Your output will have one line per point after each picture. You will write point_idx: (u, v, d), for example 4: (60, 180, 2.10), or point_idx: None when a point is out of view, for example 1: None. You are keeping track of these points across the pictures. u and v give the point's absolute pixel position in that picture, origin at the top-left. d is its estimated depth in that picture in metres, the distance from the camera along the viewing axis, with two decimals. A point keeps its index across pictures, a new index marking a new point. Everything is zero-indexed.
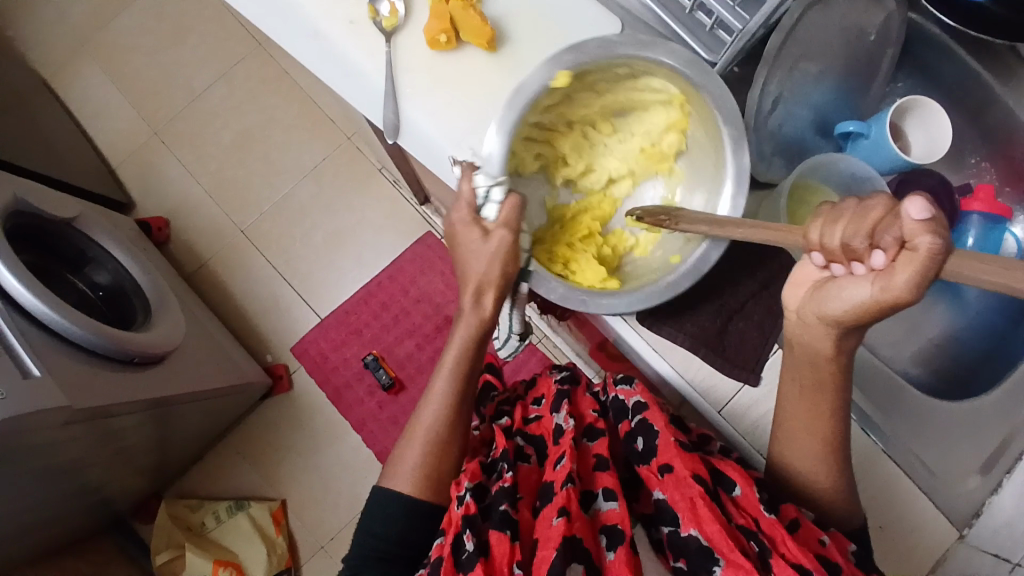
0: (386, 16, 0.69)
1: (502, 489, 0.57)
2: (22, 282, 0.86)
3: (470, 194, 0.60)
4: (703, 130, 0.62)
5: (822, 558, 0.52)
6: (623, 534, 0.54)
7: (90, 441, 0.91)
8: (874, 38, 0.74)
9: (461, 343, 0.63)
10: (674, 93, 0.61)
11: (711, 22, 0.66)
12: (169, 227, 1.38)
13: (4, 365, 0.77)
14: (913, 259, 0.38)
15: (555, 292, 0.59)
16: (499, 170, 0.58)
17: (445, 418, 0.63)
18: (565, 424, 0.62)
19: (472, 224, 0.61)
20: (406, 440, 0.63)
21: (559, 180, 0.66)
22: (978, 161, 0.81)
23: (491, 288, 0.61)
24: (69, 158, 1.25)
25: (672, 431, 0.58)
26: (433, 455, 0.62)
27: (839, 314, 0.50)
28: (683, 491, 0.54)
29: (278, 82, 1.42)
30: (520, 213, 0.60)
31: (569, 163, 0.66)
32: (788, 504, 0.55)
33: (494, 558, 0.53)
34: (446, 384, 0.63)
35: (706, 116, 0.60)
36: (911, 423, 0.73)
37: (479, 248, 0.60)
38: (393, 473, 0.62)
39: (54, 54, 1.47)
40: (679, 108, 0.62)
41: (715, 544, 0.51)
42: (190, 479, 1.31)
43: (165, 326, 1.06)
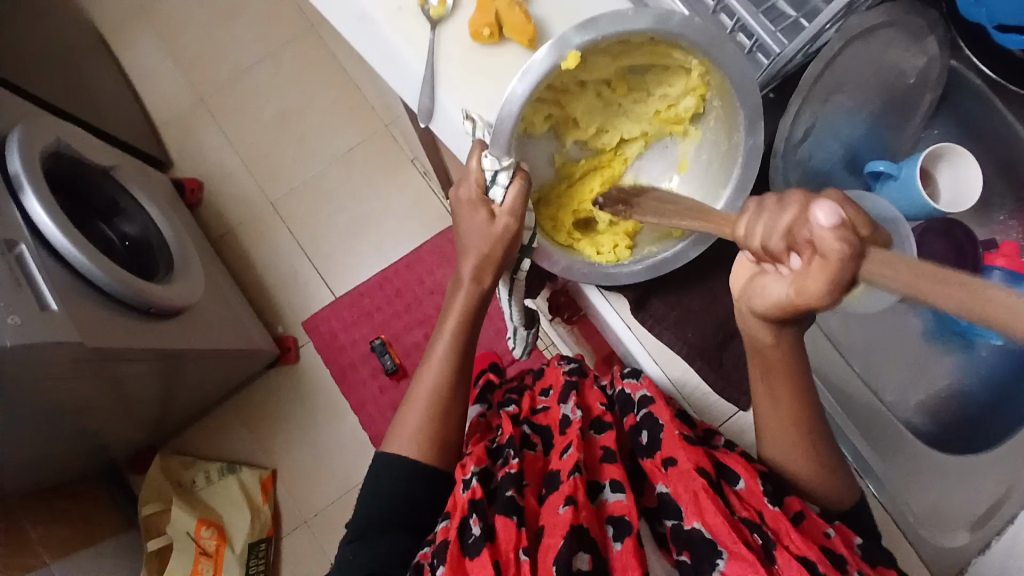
0: (433, 5, 0.71)
1: (507, 474, 0.58)
2: (52, 220, 0.89)
3: (478, 174, 0.62)
4: (718, 99, 0.62)
5: (826, 549, 0.53)
6: (630, 523, 0.53)
7: (95, 383, 0.93)
8: (911, 81, 0.74)
9: (460, 310, 0.68)
10: (694, 64, 0.59)
11: (750, 44, 0.66)
12: (202, 191, 1.42)
13: (24, 296, 0.80)
14: (835, 265, 0.37)
15: (558, 264, 0.63)
16: (504, 154, 0.60)
17: (443, 381, 0.67)
18: (572, 414, 0.63)
19: (478, 205, 0.63)
20: (409, 403, 0.68)
21: (571, 141, 0.65)
22: (1006, 219, 0.79)
23: (492, 268, 0.65)
24: (115, 111, 1.28)
25: (676, 425, 0.58)
26: (430, 424, 0.66)
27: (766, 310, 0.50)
28: (686, 483, 0.54)
29: (324, 64, 1.44)
30: (525, 200, 0.62)
31: (581, 126, 0.64)
32: (793, 497, 0.56)
33: (500, 543, 0.54)
34: (447, 346, 0.68)
35: (725, 89, 0.60)
36: (905, 467, 0.73)
37: (482, 228, 0.63)
38: (393, 438, 0.67)
39: (115, 12, 1.52)
40: (698, 77, 0.60)
41: (720, 537, 0.51)
42: (187, 438, 1.33)
43: (183, 282, 1.09)
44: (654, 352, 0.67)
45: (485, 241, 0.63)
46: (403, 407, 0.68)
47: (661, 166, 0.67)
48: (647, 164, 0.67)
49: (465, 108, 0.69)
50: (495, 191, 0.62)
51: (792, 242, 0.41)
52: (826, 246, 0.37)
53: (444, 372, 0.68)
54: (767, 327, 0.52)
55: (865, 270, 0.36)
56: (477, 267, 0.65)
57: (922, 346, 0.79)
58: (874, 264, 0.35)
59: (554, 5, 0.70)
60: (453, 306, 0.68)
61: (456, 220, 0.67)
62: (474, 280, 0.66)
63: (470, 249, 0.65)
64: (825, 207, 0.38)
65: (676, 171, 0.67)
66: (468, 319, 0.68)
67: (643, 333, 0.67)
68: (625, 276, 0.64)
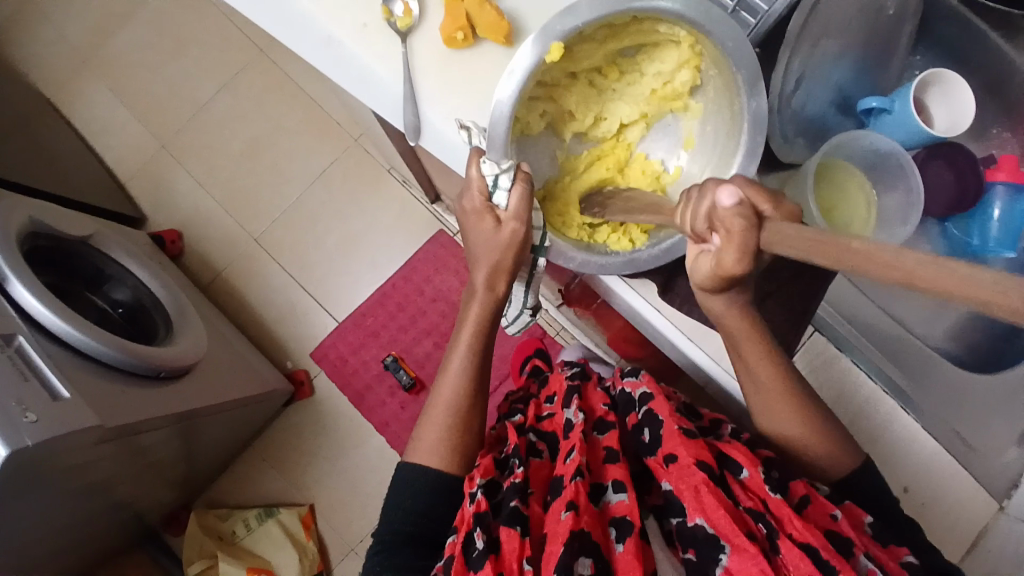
0: (400, 16, 0.68)
1: (511, 485, 0.58)
2: (42, 302, 0.85)
3: (478, 182, 0.60)
4: (714, 67, 0.60)
5: (832, 533, 0.54)
6: (631, 524, 0.53)
7: (119, 459, 0.91)
8: (892, 12, 0.73)
9: (475, 321, 0.66)
10: (683, 36, 0.59)
11: (734, 3, 0.64)
12: (181, 239, 1.38)
13: (33, 389, 0.77)
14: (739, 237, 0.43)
15: (575, 259, 0.61)
16: (503, 156, 0.59)
17: (463, 391, 0.67)
18: (574, 417, 0.63)
19: (484, 212, 0.61)
20: (428, 416, 0.67)
21: (570, 134, 0.66)
22: (1000, 132, 0.79)
23: (505, 274, 0.64)
24: (78, 174, 1.24)
25: (675, 420, 0.59)
26: (452, 432, 0.65)
27: (705, 286, 0.54)
28: (687, 479, 0.54)
29: (281, 88, 1.40)
30: (529, 203, 0.60)
31: (578, 117, 0.65)
32: (797, 482, 0.57)
33: (504, 554, 0.53)
34: (464, 361, 0.67)
35: (719, 59, 0.59)
36: (945, 396, 0.73)
37: (490, 238, 0.62)
38: (417, 447, 0.66)
39: (55, 71, 1.47)
40: (690, 48, 0.59)
41: (722, 532, 0.51)
42: (217, 489, 1.32)
43: (187, 339, 1.06)
44: (688, 332, 0.67)
45: (495, 250, 0.62)
46: (423, 415, 0.67)
47: (667, 144, 0.67)
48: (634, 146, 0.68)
49: (460, 117, 0.67)
50: (498, 197, 0.60)
51: (711, 225, 0.46)
52: (730, 223, 0.43)
53: (462, 384, 0.67)
54: (723, 301, 0.56)
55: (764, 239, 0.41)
56: (490, 274, 0.64)
57: None
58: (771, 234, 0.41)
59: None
60: (468, 315, 0.66)
61: (462, 226, 0.65)
62: (488, 287, 0.65)
63: (480, 257, 0.63)
64: (727, 190, 0.44)
65: (683, 147, 0.66)
66: (484, 328, 0.67)
67: (671, 314, 0.67)
68: (646, 261, 0.61)
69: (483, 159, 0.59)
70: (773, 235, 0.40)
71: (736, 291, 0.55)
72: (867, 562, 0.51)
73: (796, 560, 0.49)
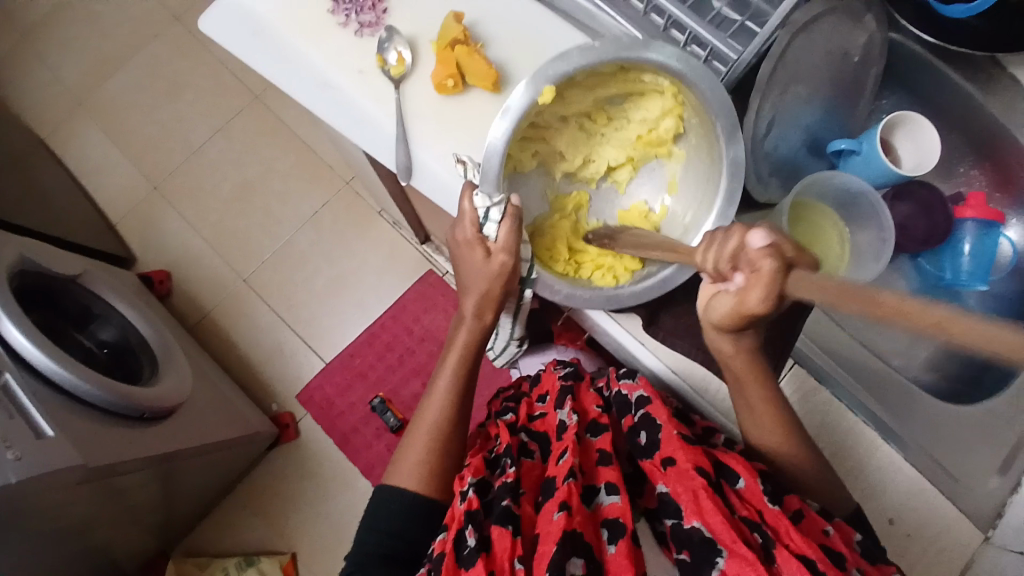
0: (393, 64, 0.72)
1: (503, 484, 0.57)
2: (30, 339, 0.85)
3: (470, 213, 0.62)
4: (695, 116, 0.64)
5: (826, 548, 0.54)
6: (624, 525, 0.53)
7: (100, 501, 0.89)
8: (857, 59, 0.77)
9: (462, 344, 0.68)
10: (667, 85, 0.62)
11: (705, 55, 0.70)
12: (170, 279, 1.38)
13: (16, 425, 0.76)
14: (768, 278, 0.45)
15: (560, 293, 0.63)
16: (496, 189, 0.60)
17: (448, 415, 0.67)
18: (568, 419, 0.63)
19: (475, 243, 0.63)
20: (409, 439, 0.67)
21: (561, 173, 0.68)
22: (966, 169, 0.84)
23: (493, 305, 0.66)
24: (71, 215, 1.25)
25: (674, 425, 0.59)
26: (433, 457, 0.65)
27: (718, 321, 0.56)
28: (686, 483, 0.54)
29: (274, 133, 1.44)
30: (518, 236, 0.61)
31: (568, 158, 0.67)
32: (791, 496, 0.57)
33: (495, 553, 0.52)
34: (449, 385, 0.68)
35: (700, 108, 0.61)
36: (925, 427, 0.75)
37: (479, 267, 0.64)
38: (395, 469, 0.66)
39: (51, 116, 1.49)
40: (673, 97, 0.63)
41: (719, 536, 0.50)
42: (197, 536, 1.28)
43: (173, 379, 1.05)
44: (671, 363, 0.69)
45: (485, 279, 0.64)
46: (404, 439, 0.67)
47: (652, 187, 0.70)
48: (602, 194, 0.71)
49: (456, 152, 0.70)
50: (489, 228, 0.62)
51: (735, 263, 0.49)
52: (760, 263, 0.45)
53: (445, 408, 0.67)
54: (726, 338, 0.59)
55: (789, 284, 0.43)
56: (479, 302, 0.66)
57: None
58: (796, 281, 0.42)
59: (514, 42, 0.73)
60: (455, 343, 0.69)
61: (454, 256, 0.67)
62: (477, 317, 0.67)
63: (471, 286, 0.66)
64: (760, 233, 0.46)
65: (667, 191, 0.69)
66: (469, 353, 0.69)
67: (656, 349, 0.69)
68: (628, 298, 0.63)
69: (475, 192, 0.61)
70: (801, 282, 0.41)
71: (748, 332, 0.58)
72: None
73: (793, 571, 0.48)
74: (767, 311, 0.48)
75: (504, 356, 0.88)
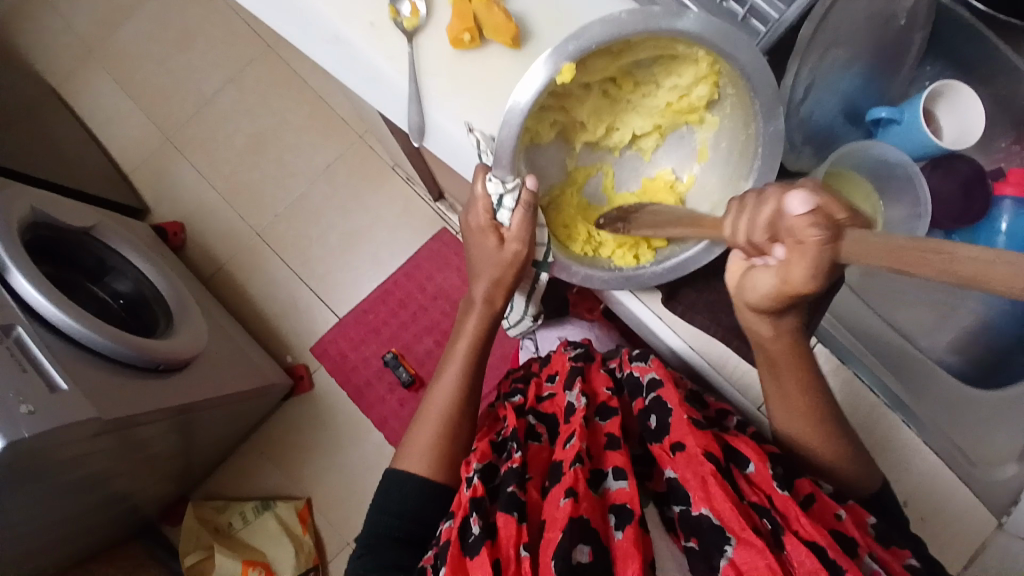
0: (406, 16, 0.68)
1: (510, 470, 0.56)
2: (42, 292, 0.85)
3: (484, 197, 0.63)
4: (731, 86, 0.60)
5: (837, 531, 0.53)
6: (631, 511, 0.51)
7: (117, 451, 0.91)
8: (903, 23, 0.73)
9: (472, 333, 0.71)
10: (702, 55, 0.58)
11: (744, 11, 0.65)
12: (184, 231, 1.38)
13: (30, 380, 0.77)
14: (810, 250, 0.41)
15: (577, 275, 0.63)
16: (509, 173, 0.59)
17: (456, 401, 0.69)
18: (577, 401, 0.62)
19: (489, 230, 0.66)
20: (418, 425, 0.68)
21: (581, 144, 0.65)
22: (1008, 145, 0.79)
23: (504, 289, 0.69)
24: (82, 163, 1.24)
25: (685, 410, 0.57)
26: (442, 441, 0.66)
27: (755, 301, 0.52)
28: (695, 468, 0.53)
29: (287, 82, 1.40)
30: (531, 224, 0.62)
31: (588, 128, 0.64)
32: (803, 480, 0.56)
33: (501, 539, 0.52)
34: (458, 373, 0.70)
35: (737, 78, 0.58)
36: (944, 410, 0.73)
37: (491, 253, 0.67)
38: (405, 455, 0.66)
39: (61, 61, 1.46)
40: (709, 66, 0.58)
41: (727, 523, 0.49)
42: (215, 482, 1.32)
43: (187, 332, 1.06)
44: (688, 339, 0.68)
45: (497, 266, 0.67)
46: (414, 425, 0.68)
47: (681, 157, 0.67)
48: (625, 163, 0.68)
49: (470, 122, 0.67)
50: (503, 214, 0.63)
51: (773, 234, 0.45)
52: (802, 234, 0.41)
53: (455, 393, 0.69)
54: (763, 321, 0.55)
55: (840, 254, 0.39)
56: (490, 287, 0.69)
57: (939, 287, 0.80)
58: (853, 244, 0.38)
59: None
60: (465, 329, 0.72)
61: (466, 239, 0.70)
62: (487, 301, 0.70)
63: (481, 272, 0.69)
64: (798, 198, 0.42)
65: (697, 160, 0.66)
66: (478, 341, 0.72)
67: (675, 325, 0.68)
68: (649, 278, 0.62)
69: (488, 176, 0.60)
70: (856, 248, 0.37)
71: (788, 315, 0.53)
72: (871, 562, 0.50)
73: (802, 557, 0.47)
74: (814, 289, 0.44)
75: (518, 329, 0.87)
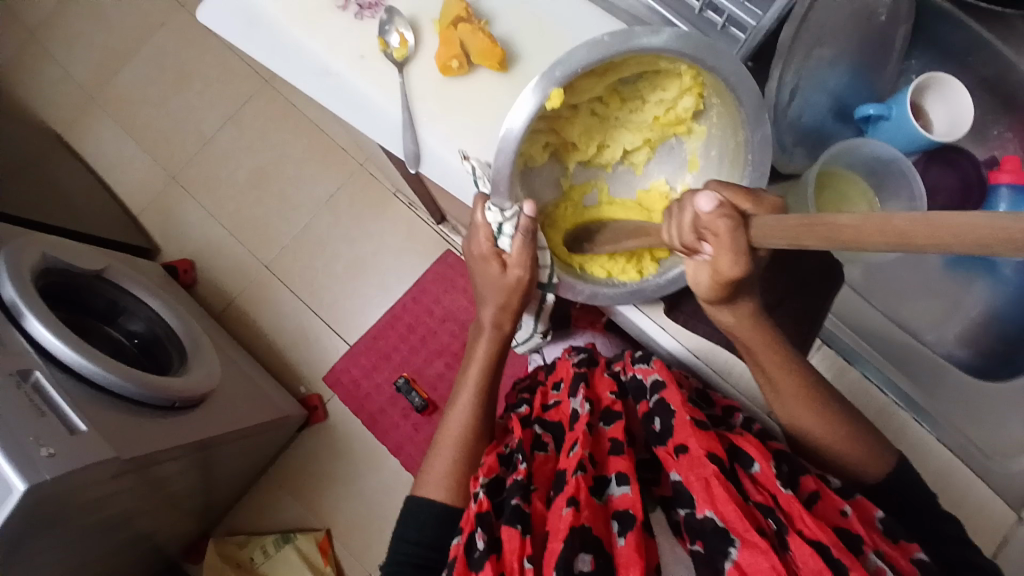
0: (395, 47, 0.70)
1: (515, 482, 0.57)
2: (57, 337, 0.87)
3: (485, 225, 0.64)
4: (716, 96, 0.61)
5: (843, 529, 0.52)
6: (634, 517, 0.52)
7: (138, 489, 0.91)
8: (884, 19, 0.74)
9: (484, 356, 0.72)
10: (685, 68, 0.59)
11: (722, 21, 0.67)
12: (194, 269, 1.40)
13: (49, 424, 0.78)
14: (727, 236, 0.45)
15: (582, 292, 0.64)
16: (507, 201, 0.61)
17: (470, 424, 0.69)
18: (581, 409, 0.63)
19: (491, 257, 0.66)
20: (435, 451, 0.68)
21: (574, 163, 0.67)
22: (1001, 132, 0.79)
23: (512, 312, 0.70)
24: (93, 210, 1.27)
25: (686, 410, 0.57)
26: (460, 465, 0.66)
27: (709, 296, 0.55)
28: (698, 471, 0.53)
29: (287, 117, 1.43)
30: (532, 247, 0.63)
31: (580, 147, 0.66)
32: (808, 477, 0.55)
33: (504, 553, 0.52)
34: (472, 398, 0.70)
35: (721, 88, 0.59)
36: (959, 403, 0.75)
37: (496, 279, 0.67)
38: (424, 481, 0.66)
39: (69, 112, 1.51)
40: (692, 79, 0.60)
41: (731, 525, 0.49)
42: (235, 516, 1.33)
43: (201, 367, 1.07)
44: (692, 346, 0.69)
45: (502, 292, 0.68)
46: (432, 450, 0.68)
47: (672, 168, 0.68)
48: (619, 177, 0.70)
49: (464, 149, 0.69)
50: (504, 241, 0.64)
51: (699, 233, 0.48)
52: (716, 226, 0.46)
53: (469, 416, 0.69)
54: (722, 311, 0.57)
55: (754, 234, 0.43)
56: (498, 312, 0.70)
57: (945, 280, 0.81)
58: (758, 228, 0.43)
59: (516, 21, 0.71)
60: (476, 354, 0.73)
61: (470, 265, 0.71)
62: (496, 325, 0.71)
63: (488, 297, 0.70)
64: (704, 196, 0.46)
65: (688, 169, 0.67)
66: (491, 364, 0.72)
67: (677, 332, 0.69)
68: (653, 290, 0.63)
69: (488, 206, 0.62)
70: (763, 228, 0.43)
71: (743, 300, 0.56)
72: (876, 560, 0.49)
73: (806, 556, 0.47)
74: (743, 272, 0.48)
75: (527, 344, 0.89)
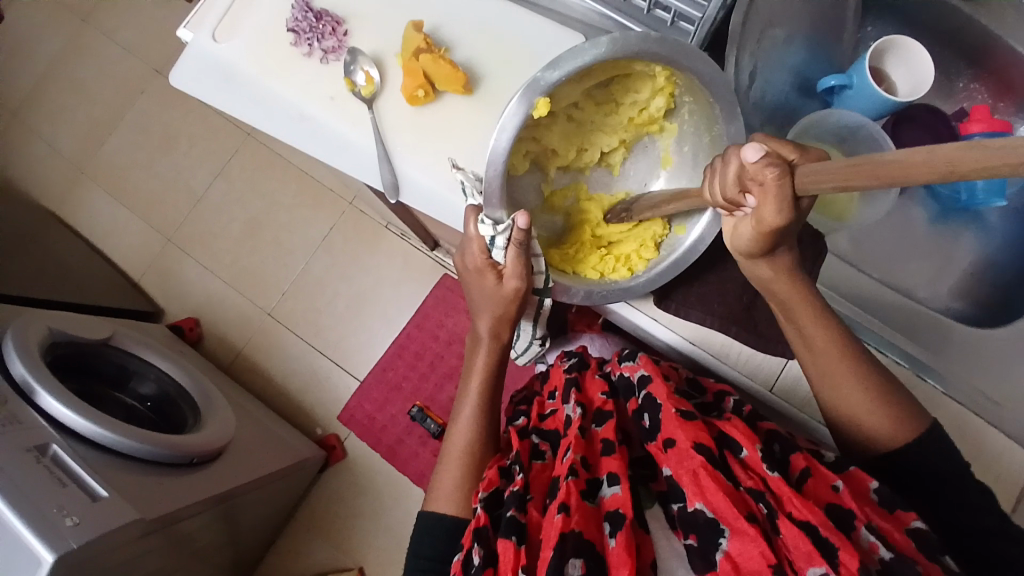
0: (362, 85, 0.73)
1: (510, 494, 0.57)
2: (70, 409, 0.88)
3: (478, 237, 0.64)
4: (688, 94, 0.63)
5: (834, 505, 0.51)
6: (624, 516, 0.51)
7: (167, 549, 0.92)
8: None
9: (482, 369, 0.73)
10: (659, 70, 0.61)
11: (671, 17, 0.69)
12: (199, 325, 1.42)
13: (72, 493, 0.79)
14: (772, 187, 0.43)
15: (578, 294, 0.65)
16: (498, 210, 0.61)
17: (477, 434, 0.70)
18: (572, 413, 0.64)
19: (486, 268, 0.67)
20: (444, 464, 0.68)
21: (554, 168, 0.69)
22: (968, 83, 0.81)
23: (506, 322, 0.71)
24: (94, 280, 1.29)
25: (674, 403, 0.58)
26: (469, 477, 0.66)
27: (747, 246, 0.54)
28: (686, 464, 0.53)
29: (273, 167, 1.45)
30: (524, 259, 0.63)
31: (561, 153, 0.68)
32: (797, 455, 0.55)
33: (501, 565, 0.52)
34: (475, 409, 0.71)
35: (694, 86, 0.61)
36: (962, 354, 0.74)
37: (492, 291, 0.68)
38: (436, 495, 0.66)
39: (60, 190, 1.54)
40: (665, 79, 0.62)
41: (721, 514, 0.49)
42: (267, 565, 1.33)
43: (215, 421, 1.08)
44: (687, 334, 0.69)
45: (498, 302, 0.69)
46: (440, 466, 0.69)
47: (647, 166, 0.70)
48: (597, 179, 0.72)
49: (453, 158, 0.71)
50: (497, 253, 0.64)
51: (741, 186, 0.47)
52: (760, 176, 0.44)
53: (475, 427, 0.70)
54: (759, 263, 0.57)
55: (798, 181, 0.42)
56: (494, 324, 0.71)
57: (933, 232, 0.83)
58: (805, 176, 0.41)
59: (475, 43, 0.73)
60: (474, 366, 0.74)
61: (464, 278, 0.71)
62: (494, 335, 0.72)
63: (483, 309, 0.71)
64: (752, 148, 0.45)
65: (662, 166, 0.70)
66: (491, 376, 0.73)
67: (669, 320, 0.70)
68: (643, 286, 0.65)
69: (480, 220, 0.62)
70: (810, 176, 0.40)
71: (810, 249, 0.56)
72: (870, 534, 0.48)
73: (795, 539, 0.47)
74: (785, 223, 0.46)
75: (528, 355, 0.89)
